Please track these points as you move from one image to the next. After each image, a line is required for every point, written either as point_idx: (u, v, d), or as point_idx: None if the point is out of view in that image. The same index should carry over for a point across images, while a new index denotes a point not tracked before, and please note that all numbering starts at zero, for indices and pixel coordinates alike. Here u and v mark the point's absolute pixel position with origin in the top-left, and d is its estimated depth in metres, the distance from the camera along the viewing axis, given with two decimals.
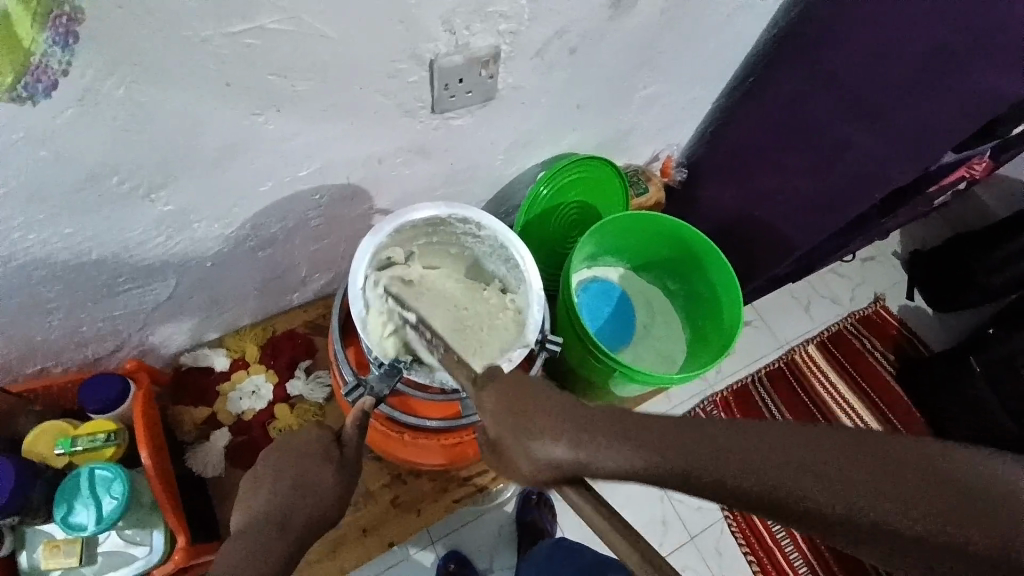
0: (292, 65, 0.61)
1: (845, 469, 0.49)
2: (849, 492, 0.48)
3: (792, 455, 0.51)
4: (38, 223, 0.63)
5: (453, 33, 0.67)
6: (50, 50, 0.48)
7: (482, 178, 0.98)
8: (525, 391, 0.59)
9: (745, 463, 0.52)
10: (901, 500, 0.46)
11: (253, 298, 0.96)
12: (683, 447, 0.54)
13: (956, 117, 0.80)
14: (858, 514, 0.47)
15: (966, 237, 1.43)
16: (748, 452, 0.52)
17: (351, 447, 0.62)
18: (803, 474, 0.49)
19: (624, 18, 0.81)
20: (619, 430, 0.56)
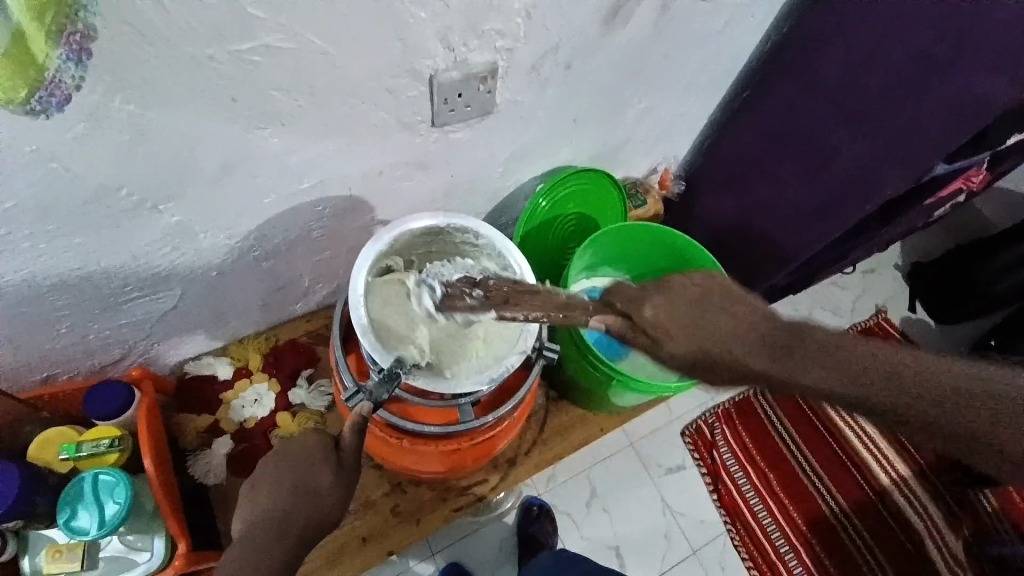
0: (295, 81, 0.63)
1: (946, 387, 0.47)
2: (949, 412, 0.46)
3: (889, 370, 0.48)
4: (49, 234, 0.65)
5: (451, 50, 0.70)
6: (64, 66, 0.50)
7: (481, 190, 1.00)
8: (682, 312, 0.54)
9: (843, 375, 0.49)
10: (998, 431, 0.45)
11: (257, 308, 0.98)
12: (784, 355, 0.50)
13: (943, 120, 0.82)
14: (960, 427, 0.46)
15: (968, 246, 1.44)
16: (851, 358, 0.49)
17: (348, 451, 0.65)
18: (900, 394, 0.47)
19: (618, 34, 0.84)
20: (711, 334, 0.52)
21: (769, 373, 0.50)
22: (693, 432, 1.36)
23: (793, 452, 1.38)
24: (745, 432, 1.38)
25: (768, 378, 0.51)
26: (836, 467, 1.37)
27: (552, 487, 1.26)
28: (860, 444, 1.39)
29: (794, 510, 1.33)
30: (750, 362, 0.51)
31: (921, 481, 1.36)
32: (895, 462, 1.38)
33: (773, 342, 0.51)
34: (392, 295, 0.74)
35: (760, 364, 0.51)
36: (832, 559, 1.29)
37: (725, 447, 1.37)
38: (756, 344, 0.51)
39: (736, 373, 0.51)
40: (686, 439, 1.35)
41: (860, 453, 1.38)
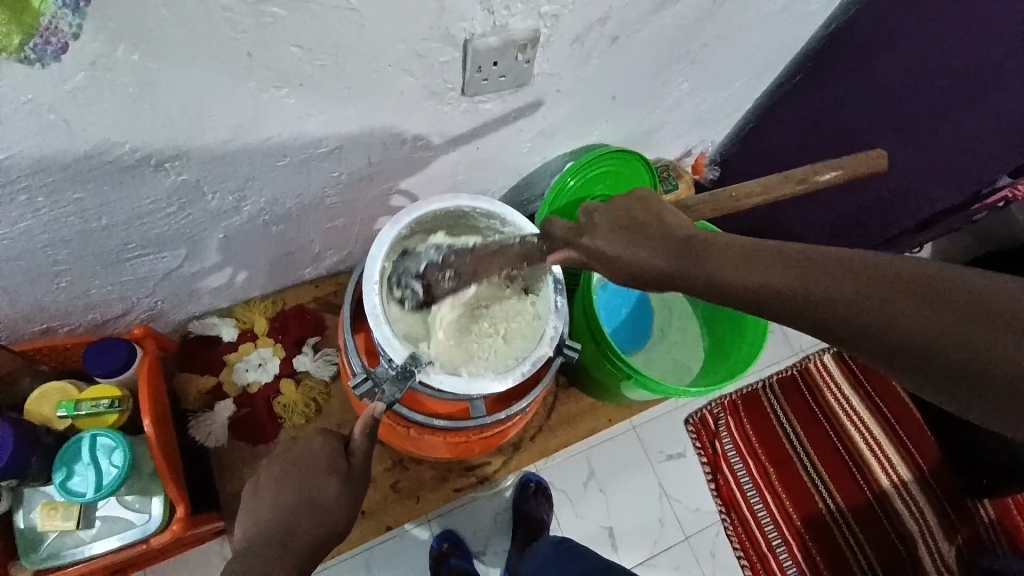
0: (317, 38, 0.57)
1: (896, 283, 0.43)
2: (856, 294, 0.45)
3: (835, 268, 0.46)
4: (46, 187, 0.60)
5: (490, 13, 0.63)
6: (60, 13, 0.45)
7: (507, 165, 0.94)
8: (635, 221, 0.56)
9: (786, 271, 0.48)
10: (899, 307, 0.43)
11: (264, 271, 0.94)
12: (728, 256, 0.51)
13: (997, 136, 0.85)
14: (902, 324, 0.43)
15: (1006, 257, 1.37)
16: (800, 260, 0.48)
17: (358, 456, 0.61)
18: (843, 289, 0.45)
19: (673, 6, 0.76)
20: (660, 237, 0.54)
21: (711, 276, 0.50)
22: (698, 422, 1.34)
23: (795, 449, 1.36)
24: (750, 425, 1.37)
25: (713, 280, 0.51)
26: (837, 467, 1.35)
27: (552, 467, 1.24)
28: (864, 446, 1.36)
29: (791, 505, 1.32)
30: (692, 266, 0.51)
31: (921, 488, 1.34)
32: (898, 466, 1.36)
33: (725, 245, 0.51)
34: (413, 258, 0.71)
35: (703, 266, 0.51)
36: (823, 556, 1.29)
37: (728, 439, 1.35)
38: (709, 248, 0.51)
39: (677, 277, 0.52)
40: (690, 428, 1.33)
41: (863, 456, 1.36)
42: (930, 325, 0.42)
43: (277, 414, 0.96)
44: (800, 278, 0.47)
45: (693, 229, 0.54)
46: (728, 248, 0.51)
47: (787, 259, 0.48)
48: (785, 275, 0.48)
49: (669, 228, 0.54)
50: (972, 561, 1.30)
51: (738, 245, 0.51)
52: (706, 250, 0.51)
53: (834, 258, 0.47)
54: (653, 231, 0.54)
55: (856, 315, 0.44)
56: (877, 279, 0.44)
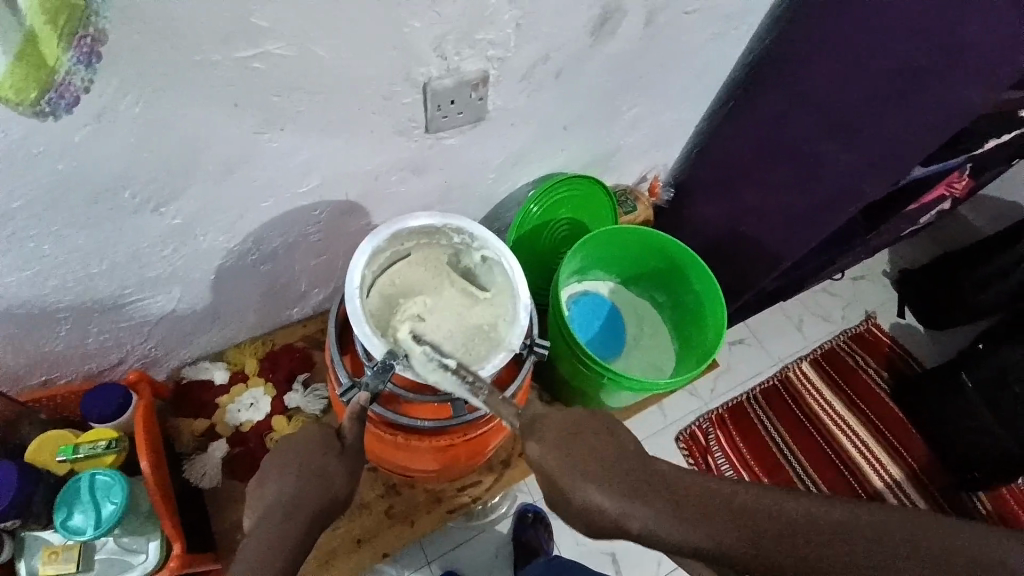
0: (296, 87, 0.66)
1: (771, 527, 0.62)
2: (795, 552, 0.61)
3: (783, 526, 0.62)
4: (52, 234, 0.66)
5: (444, 58, 0.73)
6: (74, 69, 0.53)
7: (474, 196, 1.02)
8: (573, 443, 0.65)
9: (729, 515, 0.63)
10: (807, 551, 0.61)
11: (254, 312, 0.99)
12: (685, 503, 0.64)
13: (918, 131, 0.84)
14: (820, 561, 0.60)
15: (957, 253, 1.47)
16: (730, 513, 0.64)
17: (350, 437, 0.67)
18: (805, 546, 0.61)
19: (605, 45, 0.87)
20: (615, 482, 0.65)
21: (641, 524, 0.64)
22: (687, 437, 1.37)
23: (786, 456, 1.38)
24: (739, 436, 1.39)
25: (644, 528, 0.64)
26: (828, 468, 1.38)
27: None
28: (853, 449, 1.40)
29: None
30: (632, 505, 0.64)
31: (914, 485, 1.37)
32: (889, 466, 1.39)
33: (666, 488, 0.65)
34: (411, 269, 0.80)
35: (643, 516, 0.64)
36: None
37: (718, 451, 1.37)
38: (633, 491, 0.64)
39: (646, 526, 0.64)
40: (679, 443, 1.36)
41: (854, 458, 1.39)
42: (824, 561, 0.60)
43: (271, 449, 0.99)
44: (735, 538, 0.63)
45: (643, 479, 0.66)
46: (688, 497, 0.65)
47: (741, 512, 0.64)
48: (707, 530, 0.63)
49: (603, 457, 0.65)
50: None
51: (695, 485, 0.66)
52: (646, 494, 0.65)
53: (782, 519, 0.63)
54: (603, 468, 0.65)
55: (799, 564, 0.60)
56: (807, 534, 0.62)
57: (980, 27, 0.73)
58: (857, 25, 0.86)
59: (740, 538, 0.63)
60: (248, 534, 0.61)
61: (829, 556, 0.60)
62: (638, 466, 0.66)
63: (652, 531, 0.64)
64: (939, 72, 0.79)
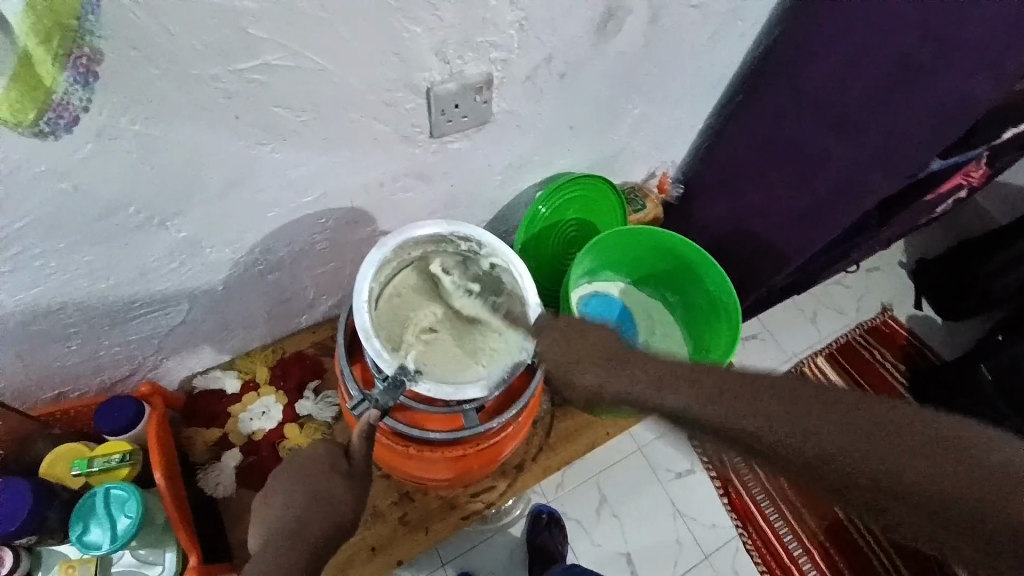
0: (296, 98, 0.65)
1: (777, 418, 0.55)
2: (808, 440, 0.54)
3: (862, 426, 0.53)
4: (59, 251, 0.66)
5: (446, 63, 0.71)
6: (70, 89, 0.52)
7: (480, 200, 1.01)
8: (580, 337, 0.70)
9: (812, 413, 0.55)
10: (828, 447, 0.53)
11: (263, 321, 0.99)
12: (760, 397, 0.57)
13: (928, 125, 0.82)
14: (905, 476, 0.50)
15: (975, 241, 1.42)
16: (739, 396, 0.58)
17: (358, 458, 0.67)
18: (815, 433, 0.54)
19: (610, 44, 0.85)
20: (680, 380, 0.62)
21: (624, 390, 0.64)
22: None
23: None
24: None
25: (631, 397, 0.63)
26: None
27: (561, 494, 1.25)
28: None
29: (807, 512, 1.31)
30: (696, 400, 0.59)
31: None
32: None
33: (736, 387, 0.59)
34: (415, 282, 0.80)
35: (624, 387, 0.64)
36: (845, 560, 1.27)
37: None
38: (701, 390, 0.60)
39: (704, 415, 0.58)
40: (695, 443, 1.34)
41: None
42: (841, 455, 0.52)
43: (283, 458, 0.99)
44: (734, 423, 0.57)
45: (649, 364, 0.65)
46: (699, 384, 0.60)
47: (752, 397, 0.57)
48: (701, 411, 0.59)
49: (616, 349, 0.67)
50: None
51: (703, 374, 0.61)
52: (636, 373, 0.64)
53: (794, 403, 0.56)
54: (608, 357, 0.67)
55: (873, 474, 0.51)
56: (828, 431, 0.53)
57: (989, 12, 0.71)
58: (864, 21, 0.84)
59: (738, 427, 0.57)
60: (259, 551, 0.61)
61: (848, 447, 0.52)
62: (720, 374, 0.61)
63: (714, 421, 0.58)
64: (944, 63, 0.77)
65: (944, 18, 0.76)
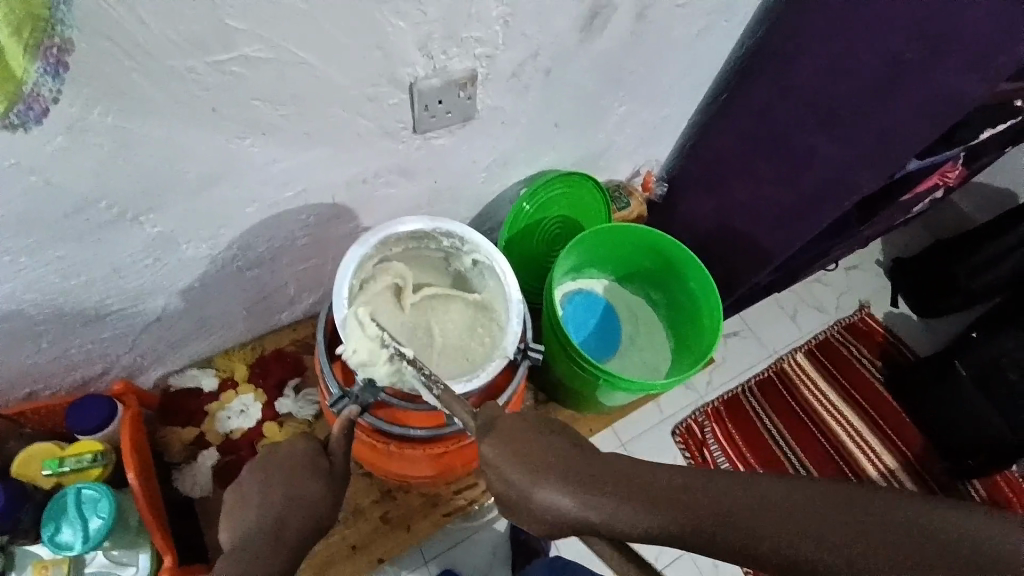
0: (276, 91, 0.64)
1: (750, 519, 0.50)
2: (786, 545, 0.48)
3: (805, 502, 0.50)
4: (28, 248, 0.64)
5: (430, 58, 0.70)
6: (40, 80, 0.50)
7: (464, 196, 1.00)
8: (528, 441, 0.56)
9: (783, 514, 0.49)
10: (808, 549, 0.47)
11: (242, 318, 0.97)
12: (730, 509, 0.51)
13: (914, 125, 0.83)
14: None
15: (953, 240, 1.45)
16: (706, 499, 0.52)
17: (337, 456, 0.67)
18: (792, 532, 0.48)
19: (595, 41, 0.85)
20: (636, 492, 0.54)
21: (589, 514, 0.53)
22: (684, 432, 1.35)
23: (783, 449, 1.38)
24: (735, 429, 1.38)
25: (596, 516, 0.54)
26: (825, 462, 1.38)
27: None
28: (851, 442, 1.39)
29: None
30: (664, 517, 0.53)
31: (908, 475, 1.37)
32: (885, 458, 1.39)
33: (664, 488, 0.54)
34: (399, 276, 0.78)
35: (588, 501, 0.54)
36: None
37: (715, 445, 1.36)
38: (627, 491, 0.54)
39: (678, 529, 0.52)
40: (676, 438, 1.35)
41: (850, 452, 1.38)
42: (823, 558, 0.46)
43: None
44: (706, 530, 0.51)
45: (610, 469, 0.55)
46: (668, 489, 0.54)
47: (723, 500, 0.51)
48: (673, 519, 0.52)
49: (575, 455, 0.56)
50: None
51: (665, 475, 0.55)
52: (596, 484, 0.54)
53: (760, 500, 0.50)
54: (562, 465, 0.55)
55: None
56: (803, 526, 0.48)
57: (973, 16, 0.72)
58: (847, 21, 0.85)
59: (714, 538, 0.50)
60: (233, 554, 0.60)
61: (830, 548, 0.46)
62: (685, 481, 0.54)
63: (688, 534, 0.51)
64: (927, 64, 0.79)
65: (924, 22, 0.77)
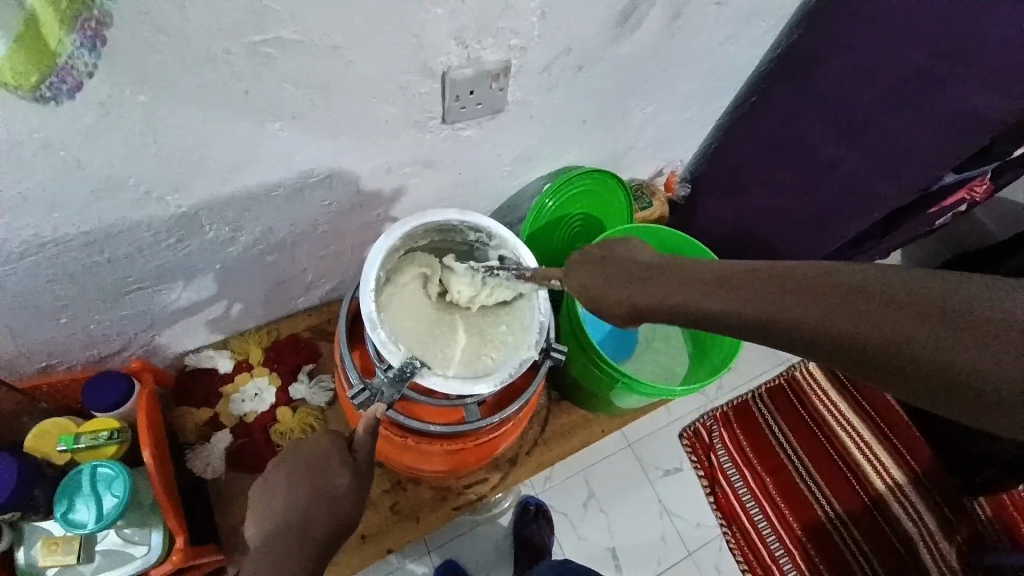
0: (307, 76, 0.63)
1: (789, 292, 0.47)
2: (825, 313, 0.45)
3: (862, 298, 0.44)
4: (53, 222, 0.64)
5: (464, 48, 0.69)
6: (76, 53, 0.50)
7: (487, 190, 0.99)
8: (601, 267, 0.61)
9: (830, 297, 0.45)
10: (833, 312, 0.45)
11: (258, 302, 0.97)
12: (779, 282, 0.49)
13: (941, 144, 0.84)
14: (928, 344, 0.41)
15: (956, 260, 1.44)
16: (750, 279, 0.50)
17: (363, 451, 0.65)
18: (834, 300, 0.45)
19: (630, 37, 0.83)
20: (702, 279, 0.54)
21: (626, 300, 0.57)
22: (691, 435, 1.35)
23: (790, 456, 1.37)
24: (742, 434, 1.38)
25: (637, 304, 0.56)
26: (831, 471, 1.36)
27: (549, 487, 1.25)
28: (859, 453, 1.38)
29: (790, 515, 1.32)
30: (700, 297, 0.52)
31: (917, 489, 1.35)
32: (891, 468, 1.37)
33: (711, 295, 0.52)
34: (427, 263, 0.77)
35: (644, 293, 0.56)
36: (826, 563, 1.29)
37: (722, 451, 1.36)
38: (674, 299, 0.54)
39: (705, 307, 0.52)
40: (683, 441, 1.34)
41: (858, 462, 1.37)
42: (852, 328, 0.44)
43: (275, 442, 0.97)
44: (737, 306, 0.50)
45: (665, 275, 0.56)
46: (712, 273, 0.53)
47: (771, 282, 0.49)
48: (712, 297, 0.52)
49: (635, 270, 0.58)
50: (973, 558, 1.30)
51: (714, 267, 0.54)
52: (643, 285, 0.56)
53: (811, 279, 0.47)
54: (615, 270, 0.60)
55: (917, 344, 0.41)
56: (842, 300, 0.45)
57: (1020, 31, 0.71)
58: (887, 26, 0.82)
59: (745, 313, 0.49)
60: (252, 544, 0.59)
61: (862, 314, 0.44)
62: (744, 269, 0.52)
63: (716, 313, 0.51)
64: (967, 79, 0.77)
65: (966, 32, 0.75)
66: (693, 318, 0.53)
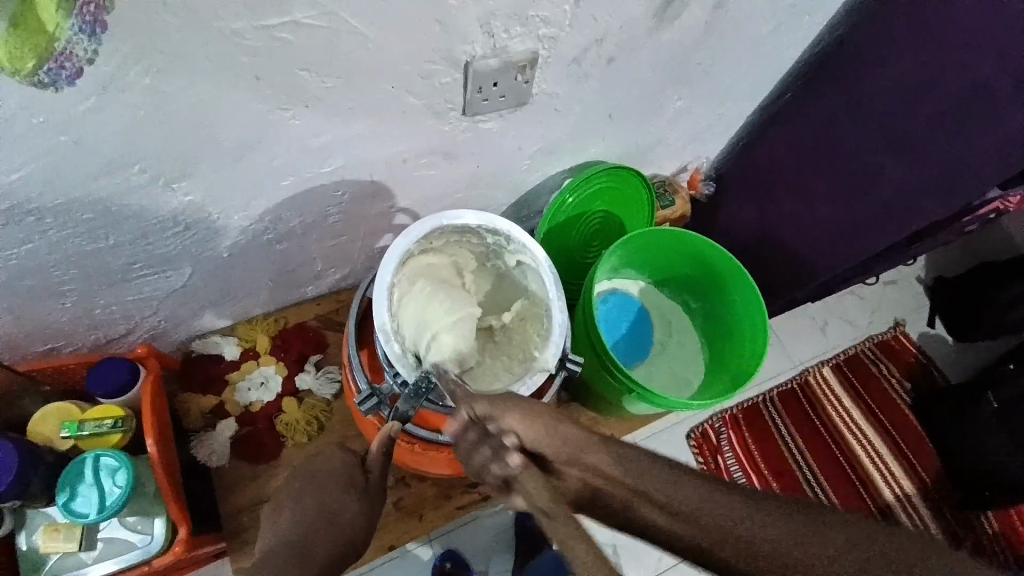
0: (324, 62, 0.59)
1: (730, 508, 0.53)
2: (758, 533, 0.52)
3: (817, 537, 0.52)
4: (56, 208, 0.61)
5: (491, 36, 0.65)
6: (76, 37, 0.47)
7: (505, 183, 0.95)
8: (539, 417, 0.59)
9: (765, 520, 0.53)
10: (766, 534, 0.52)
11: (266, 289, 0.95)
12: (720, 494, 0.54)
13: (988, 158, 0.78)
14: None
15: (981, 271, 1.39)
16: (697, 486, 0.55)
17: (375, 472, 0.67)
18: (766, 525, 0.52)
19: (667, 28, 0.78)
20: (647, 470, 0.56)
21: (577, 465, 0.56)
22: (699, 436, 1.32)
23: (797, 462, 1.34)
24: (751, 438, 1.34)
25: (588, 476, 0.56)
26: (840, 480, 1.33)
27: None
28: (869, 463, 1.35)
29: None
30: (653, 484, 0.54)
31: (924, 501, 1.33)
32: (902, 480, 1.34)
33: (706, 502, 0.54)
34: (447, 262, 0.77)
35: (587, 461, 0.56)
36: None
37: (730, 455, 1.32)
38: (657, 489, 0.54)
39: (659, 498, 0.54)
40: (690, 442, 1.31)
41: (868, 471, 1.34)
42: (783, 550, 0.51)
43: (280, 433, 0.96)
44: (688, 505, 0.53)
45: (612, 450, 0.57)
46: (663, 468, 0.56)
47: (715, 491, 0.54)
48: (661, 488, 0.54)
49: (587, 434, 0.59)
50: None
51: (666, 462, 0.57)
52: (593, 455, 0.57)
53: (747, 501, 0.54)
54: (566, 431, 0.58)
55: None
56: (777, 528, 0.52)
57: None
58: (939, 27, 0.77)
59: (691, 511, 0.53)
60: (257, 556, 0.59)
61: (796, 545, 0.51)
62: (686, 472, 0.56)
63: (667, 506, 0.53)
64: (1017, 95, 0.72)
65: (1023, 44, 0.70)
66: (640, 502, 0.54)
